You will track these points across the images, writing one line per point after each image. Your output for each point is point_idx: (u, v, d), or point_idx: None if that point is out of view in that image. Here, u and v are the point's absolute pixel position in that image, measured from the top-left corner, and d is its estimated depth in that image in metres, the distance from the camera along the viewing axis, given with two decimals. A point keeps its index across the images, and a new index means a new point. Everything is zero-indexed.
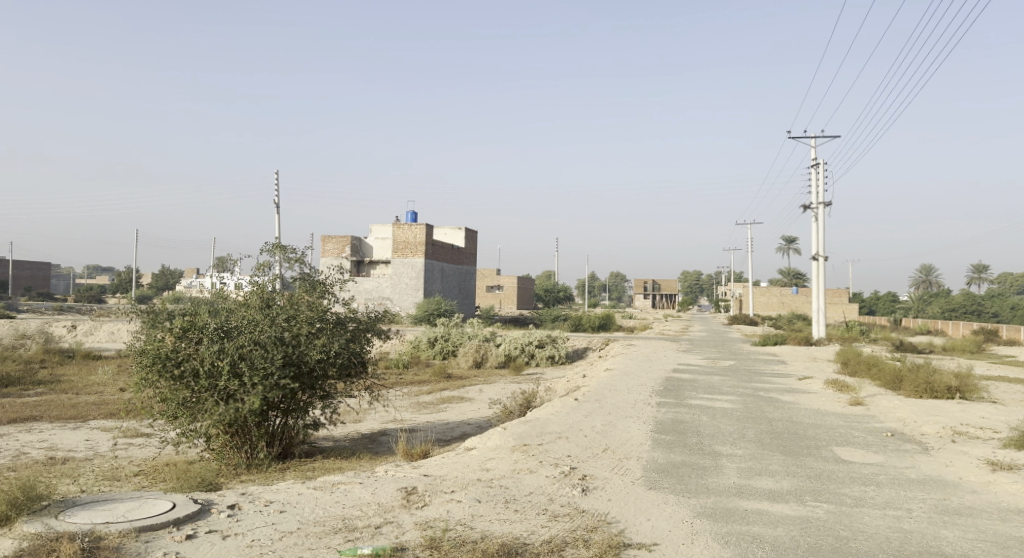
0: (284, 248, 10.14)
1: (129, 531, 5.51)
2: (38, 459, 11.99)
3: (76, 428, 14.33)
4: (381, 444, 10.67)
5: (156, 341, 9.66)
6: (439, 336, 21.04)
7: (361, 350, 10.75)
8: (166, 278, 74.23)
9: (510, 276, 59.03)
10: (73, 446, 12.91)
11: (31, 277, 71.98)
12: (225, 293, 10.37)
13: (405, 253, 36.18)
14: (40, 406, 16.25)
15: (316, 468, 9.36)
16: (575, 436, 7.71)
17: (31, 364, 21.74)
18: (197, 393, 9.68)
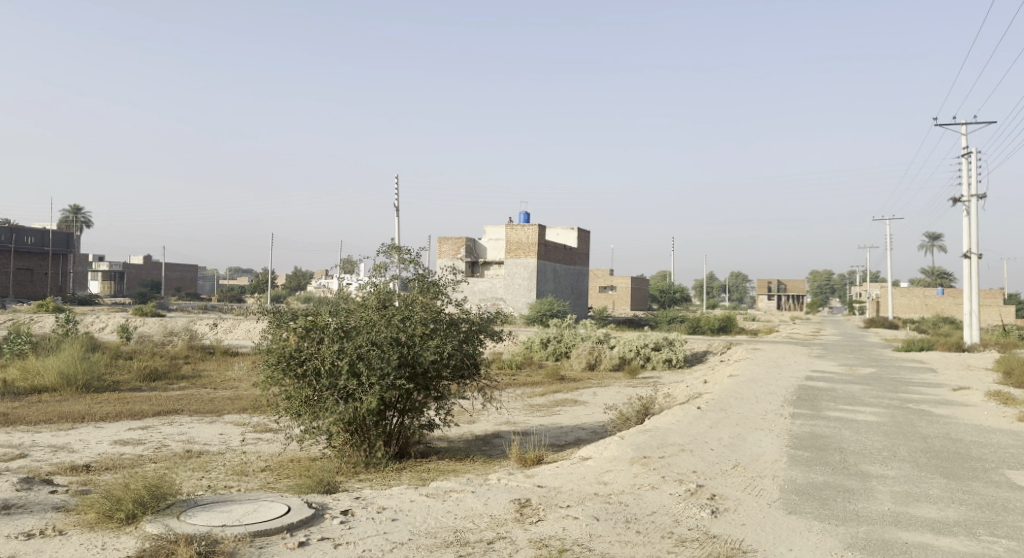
0: (400, 248, 10.14)
1: (244, 536, 5.53)
2: (176, 452, 12.52)
3: (212, 422, 14.95)
4: (494, 447, 10.47)
5: (281, 340, 9.88)
6: (552, 336, 20.77)
7: (474, 352, 10.57)
8: (297, 278, 77.62)
9: (625, 276, 58.18)
10: (209, 440, 13.44)
11: (180, 278, 77.00)
12: (346, 294, 10.44)
13: (518, 254, 36.17)
14: (182, 400, 17.08)
15: (431, 469, 9.27)
16: (701, 449, 7.23)
17: (175, 359, 23.00)
18: (319, 391, 9.86)
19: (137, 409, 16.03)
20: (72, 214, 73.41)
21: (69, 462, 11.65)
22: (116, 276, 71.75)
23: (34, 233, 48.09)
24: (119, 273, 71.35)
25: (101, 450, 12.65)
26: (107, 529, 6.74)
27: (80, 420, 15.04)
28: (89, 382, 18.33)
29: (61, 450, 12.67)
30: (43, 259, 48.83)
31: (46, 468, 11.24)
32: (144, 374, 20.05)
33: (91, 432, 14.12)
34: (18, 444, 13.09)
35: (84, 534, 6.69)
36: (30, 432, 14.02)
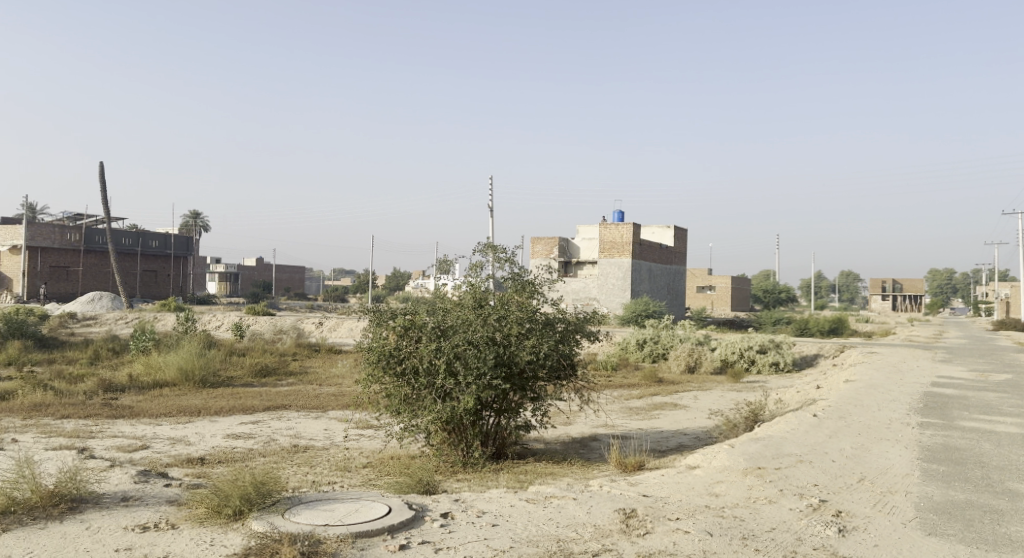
0: (496, 248, 10.06)
1: (346, 536, 5.51)
2: (284, 447, 12.86)
3: (317, 418, 15.31)
4: (593, 450, 10.21)
5: (381, 339, 9.97)
6: (648, 337, 20.31)
7: (570, 353, 10.34)
8: (397, 278, 79.30)
9: (724, 276, 56.67)
10: (314, 435, 13.75)
11: (288, 279, 80.05)
12: (442, 293, 10.43)
13: (613, 254, 35.69)
14: (289, 396, 17.59)
15: (528, 471, 9.11)
16: (821, 461, 6.78)
17: (284, 356, 23.79)
18: (418, 389, 9.88)
19: (248, 404, 16.60)
20: (190, 219, 77.49)
21: (185, 455, 12.15)
22: (231, 277, 75.36)
23: (158, 237, 50.94)
24: (233, 274, 74.86)
25: (214, 444, 13.13)
26: (216, 524, 6.92)
27: (197, 414, 15.68)
28: (205, 377, 19.16)
29: (179, 442, 13.23)
30: (166, 261, 51.69)
31: (165, 460, 11.75)
32: (255, 370, 20.82)
33: (206, 425, 14.70)
34: (141, 436, 13.77)
35: (194, 529, 6.87)
36: (151, 425, 14.73)
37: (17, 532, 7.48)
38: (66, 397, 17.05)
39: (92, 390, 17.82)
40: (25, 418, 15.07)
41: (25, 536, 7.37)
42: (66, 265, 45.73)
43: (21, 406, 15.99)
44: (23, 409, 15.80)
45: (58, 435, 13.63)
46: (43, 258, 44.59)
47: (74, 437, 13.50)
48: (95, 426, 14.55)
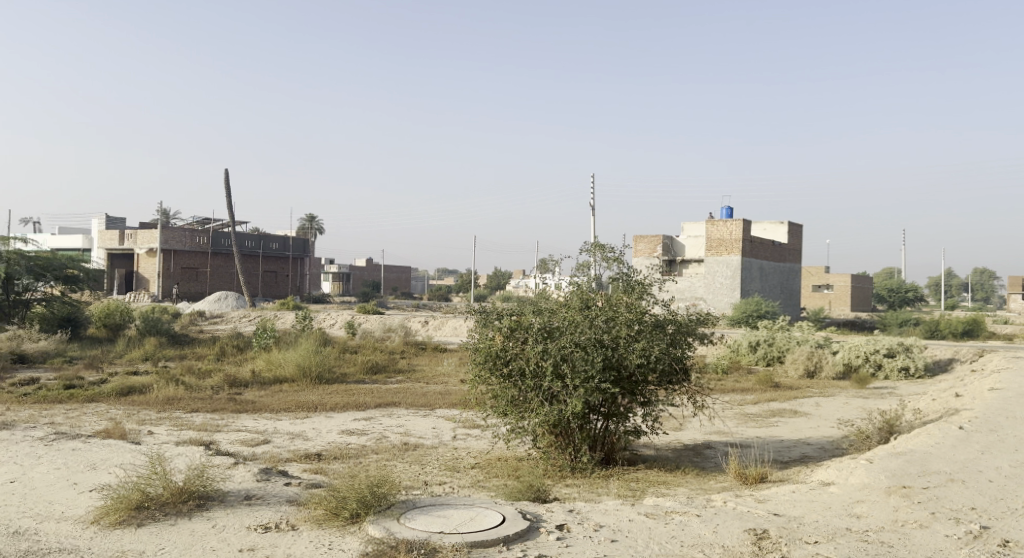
0: (603, 247, 9.82)
1: (461, 546, 5.46)
2: (395, 444, 13.05)
3: (426, 416, 15.46)
4: (707, 459, 9.77)
5: (487, 340, 9.93)
6: (762, 340, 19.53)
7: (683, 356, 9.92)
8: (500, 278, 79.86)
9: (843, 275, 54.13)
10: (423, 433, 13.88)
11: (397, 279, 82.11)
12: (547, 293, 10.27)
13: (721, 252, 34.66)
14: (398, 393, 17.86)
15: (640, 479, 8.82)
16: (975, 481, 6.24)
17: (392, 354, 24.28)
18: (525, 391, 9.77)
19: (360, 401, 16.98)
20: (306, 222, 80.72)
21: (303, 450, 12.53)
22: (343, 277, 78.07)
23: (277, 239, 53.24)
24: (345, 275, 77.44)
25: (330, 440, 13.47)
26: (334, 527, 7.02)
27: (313, 409, 16.19)
28: (321, 374, 19.78)
29: (297, 437, 13.67)
30: (285, 262, 53.94)
31: (284, 455, 12.15)
32: (367, 367, 21.35)
33: (321, 421, 15.13)
34: (262, 430, 14.32)
35: (313, 531, 6.98)
36: (272, 419, 15.30)
37: (151, 529, 7.84)
38: (195, 391, 17.97)
39: (218, 385, 18.73)
40: (159, 411, 15.97)
41: (158, 533, 7.73)
42: (195, 267, 48.46)
43: (155, 400, 16.95)
44: (157, 402, 16.75)
45: (188, 428, 14.37)
46: (175, 259, 47.43)
47: (202, 431, 14.19)
48: (221, 420, 15.24)
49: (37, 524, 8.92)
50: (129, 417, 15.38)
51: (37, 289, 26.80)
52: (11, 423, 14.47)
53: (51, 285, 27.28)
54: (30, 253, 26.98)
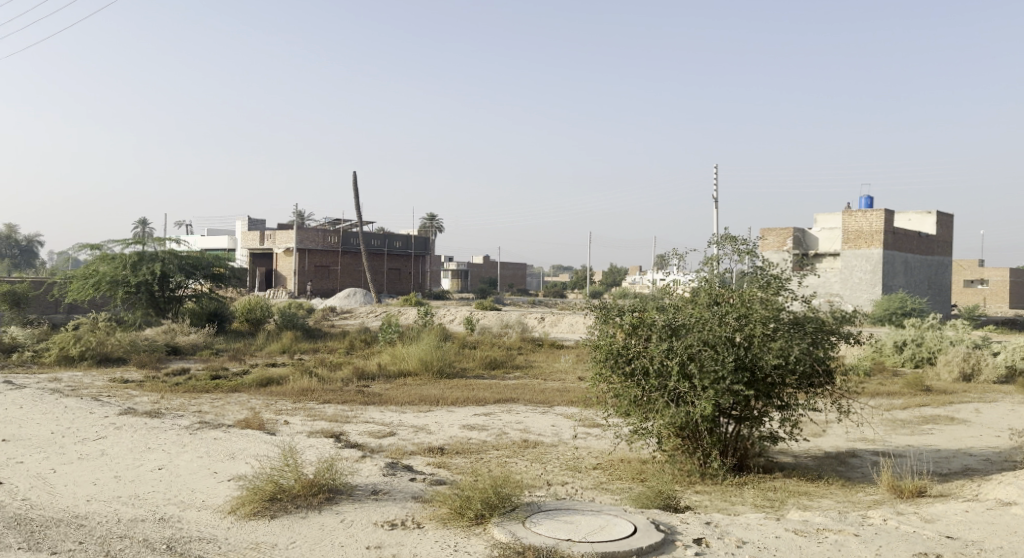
0: (734, 238, 9.27)
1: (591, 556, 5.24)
2: (516, 441, 12.89)
3: (545, 413, 15.20)
4: (854, 468, 9.03)
5: (608, 337, 9.57)
6: (909, 339, 18.18)
7: (826, 357, 9.17)
8: (617, 275, 78.83)
9: (999, 269, 50.07)
10: (542, 431, 13.63)
11: (513, 276, 82.71)
12: (672, 288, 9.80)
13: (860, 245, 32.74)
14: (517, 389, 17.71)
15: (779, 489, 8.23)
16: None
17: (511, 349, 24.24)
18: (649, 391, 9.34)
19: (480, 396, 16.98)
20: (426, 221, 82.64)
21: (427, 444, 12.60)
22: (461, 275, 79.40)
23: (401, 237, 54.61)
24: (464, 272, 78.68)
25: (452, 434, 13.50)
26: (459, 527, 6.90)
27: (436, 403, 16.32)
28: (442, 368, 19.97)
29: (421, 431, 13.78)
30: (407, 260, 55.27)
31: (409, 448, 12.25)
32: (487, 362, 21.44)
33: (444, 415, 15.20)
34: (388, 422, 14.55)
35: (438, 531, 6.88)
36: (397, 412, 15.51)
37: (283, 521, 7.98)
38: (327, 383, 18.56)
39: (347, 377, 19.24)
40: (294, 402, 16.54)
41: (290, 525, 7.87)
42: (327, 264, 50.43)
43: (291, 391, 17.60)
44: (292, 393, 17.36)
45: (320, 419, 14.78)
46: (309, 258, 49.56)
47: (332, 422, 14.55)
48: (350, 411, 15.60)
49: (180, 511, 9.32)
50: (267, 407, 16.00)
51: (188, 286, 28.53)
52: (162, 411, 15.35)
53: (200, 282, 28.97)
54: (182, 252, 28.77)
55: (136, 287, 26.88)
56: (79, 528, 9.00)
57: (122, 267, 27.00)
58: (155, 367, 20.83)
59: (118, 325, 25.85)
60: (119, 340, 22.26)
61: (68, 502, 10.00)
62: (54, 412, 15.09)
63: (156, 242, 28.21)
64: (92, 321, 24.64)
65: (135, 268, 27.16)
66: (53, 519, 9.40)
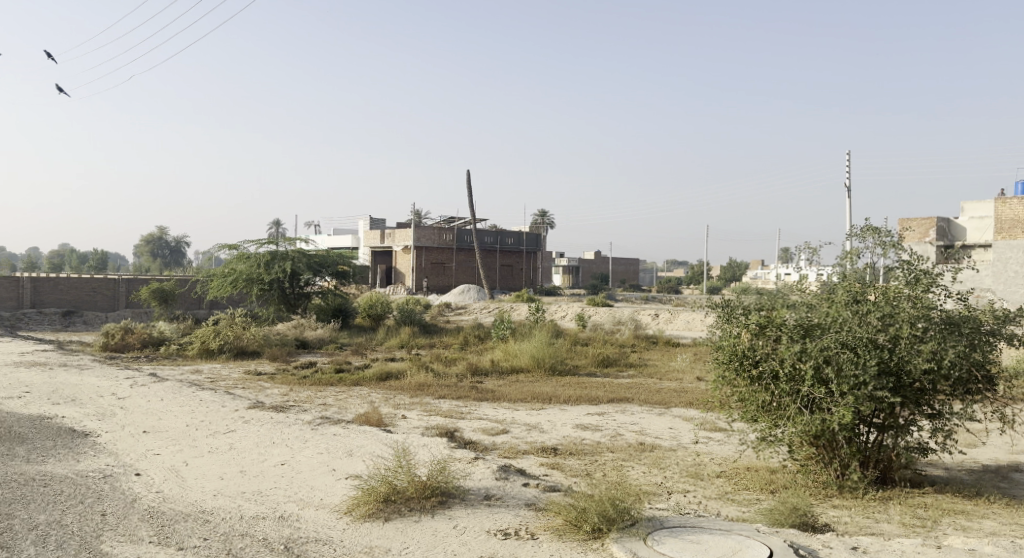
0: (877, 230, 8.46)
1: None
2: (632, 444, 12.41)
3: (662, 414, 14.59)
4: (1018, 486, 8.10)
5: (732, 337, 8.95)
6: None
7: (985, 361, 8.25)
8: (736, 270, 76.11)
9: None
10: (660, 433, 13.07)
11: (625, 271, 81.53)
12: (805, 286, 9.08)
13: (1014, 234, 30.08)
14: (631, 389, 17.12)
15: (930, 506, 7.46)
16: None
17: (624, 347, 23.64)
18: (779, 397, 8.71)
19: (594, 394, 16.55)
20: (537, 217, 82.68)
21: (540, 443, 12.30)
22: (572, 270, 79.02)
23: (513, 234, 54.72)
24: (574, 267, 78.29)
25: (566, 434, 13.14)
26: (576, 541, 6.54)
27: (548, 401, 16.00)
28: (555, 365, 19.64)
29: (534, 429, 13.52)
30: (519, 256, 55.30)
31: (522, 447, 12.02)
32: (600, 360, 20.95)
33: (557, 414, 14.88)
34: (502, 420, 14.35)
35: (553, 543, 6.56)
36: (510, 409, 15.32)
37: (397, 525, 7.85)
38: (442, 379, 18.61)
39: (461, 373, 19.24)
40: (411, 396, 16.66)
41: (403, 529, 7.73)
42: (442, 262, 51.19)
43: (407, 385, 17.73)
44: (409, 388, 17.50)
45: (435, 414, 14.77)
46: (426, 255, 50.54)
47: (447, 418, 14.50)
48: (464, 407, 15.53)
49: (299, 510, 9.40)
50: (385, 401, 16.17)
51: (315, 283, 29.47)
52: (287, 404, 15.77)
53: (326, 279, 29.82)
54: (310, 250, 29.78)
55: (269, 284, 28.06)
56: (206, 523, 9.23)
57: (256, 266, 28.18)
58: (284, 360, 21.59)
59: (252, 319, 27.10)
60: (254, 335, 23.26)
61: (197, 495, 10.31)
62: (190, 404, 15.79)
63: (287, 242, 29.26)
64: (229, 316, 25.93)
65: (269, 266, 28.35)
66: (181, 513, 9.69)
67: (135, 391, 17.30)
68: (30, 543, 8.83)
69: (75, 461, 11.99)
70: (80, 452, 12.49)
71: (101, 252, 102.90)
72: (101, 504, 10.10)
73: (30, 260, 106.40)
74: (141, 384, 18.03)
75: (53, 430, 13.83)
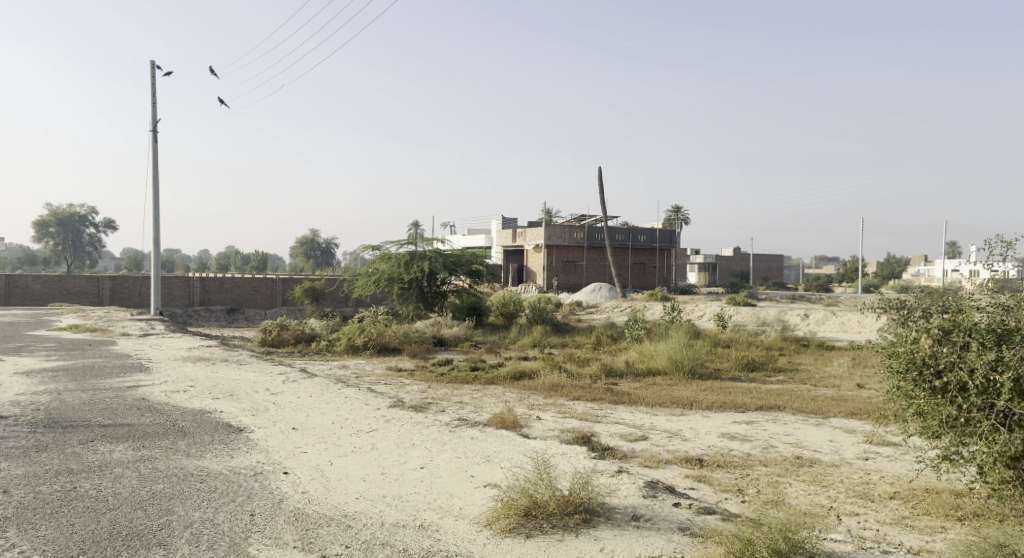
0: None
1: None
2: (786, 457, 11.42)
3: (819, 425, 13.46)
4: None
5: (910, 342, 7.95)
6: None
7: None
8: (893, 266, 70.76)
9: None
10: (819, 447, 12.00)
11: (767, 269, 77.99)
12: (999, 285, 7.97)
13: None
14: (782, 395, 15.95)
15: None
16: None
17: (771, 350, 22.25)
18: (967, 411, 7.64)
19: (740, 401, 15.55)
20: (673, 213, 80.57)
21: (685, 453, 11.56)
22: (710, 267, 76.45)
23: (645, 231, 53.45)
24: (711, 265, 75.71)
25: (711, 443, 12.34)
26: None
27: (691, 407, 15.17)
28: (695, 368, 18.69)
29: (675, 436, 12.77)
30: (653, 254, 53.89)
31: (664, 456, 11.33)
32: (744, 363, 19.75)
33: (700, 421, 14.05)
34: (641, 425, 13.69)
35: None
36: (649, 414, 14.62)
37: (539, 543, 7.46)
38: (577, 380, 18.13)
39: (596, 374, 18.68)
40: (545, 397, 16.28)
41: (547, 548, 7.33)
42: (573, 260, 50.77)
43: (542, 386, 17.37)
44: (543, 388, 17.14)
45: (571, 417, 14.31)
46: (557, 253, 50.37)
47: (584, 421, 14.00)
48: (600, 410, 14.98)
49: (439, 519, 9.21)
50: (520, 401, 15.86)
51: (451, 282, 29.73)
52: (426, 404, 15.76)
53: (461, 278, 30.02)
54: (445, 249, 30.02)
55: (408, 283, 28.60)
56: (348, 529, 9.19)
57: (396, 266, 28.78)
58: (423, 357, 21.83)
59: (392, 317, 27.71)
60: (394, 332, 23.68)
61: (340, 498, 10.34)
62: (334, 402, 16.12)
63: (425, 242, 29.66)
64: (371, 314, 26.60)
65: (407, 265, 28.86)
66: (325, 516, 9.72)
67: (286, 386, 17.90)
68: (185, 541, 9.09)
69: (230, 457, 12.40)
70: (234, 448, 12.92)
71: (261, 252, 109.79)
72: (251, 503, 10.31)
73: (199, 261, 115.13)
74: (291, 380, 18.64)
75: (211, 424, 14.44)
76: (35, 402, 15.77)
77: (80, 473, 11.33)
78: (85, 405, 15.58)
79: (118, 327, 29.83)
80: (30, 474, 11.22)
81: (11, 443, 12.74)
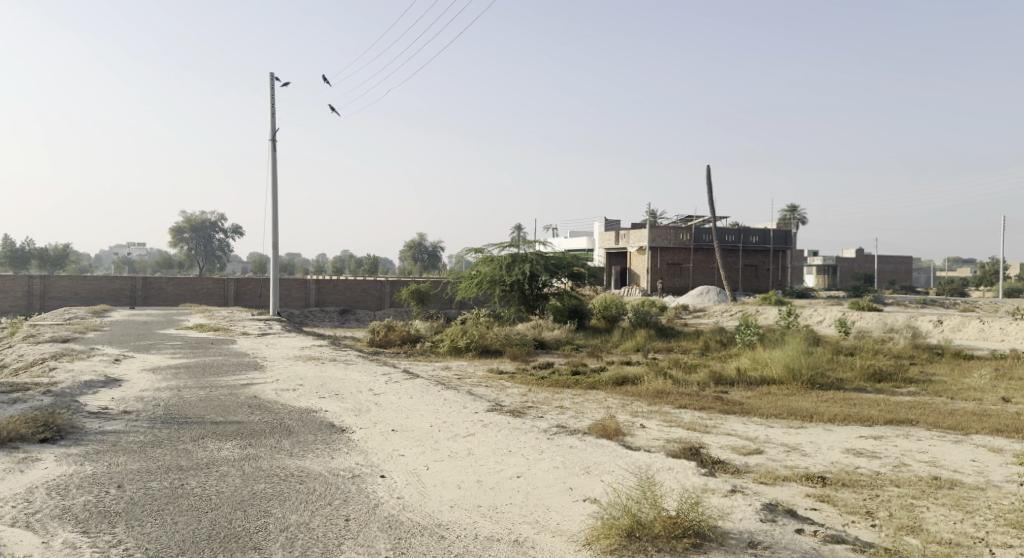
0: None
1: None
2: (922, 478, 10.23)
3: (958, 443, 12.09)
4: None
5: None
6: None
7: None
8: None
9: None
10: (959, 467, 10.73)
11: (892, 271, 73.58)
12: None
13: None
14: (914, 409, 14.52)
15: None
16: None
17: (899, 358, 20.55)
18: None
19: (866, 414, 14.25)
20: (789, 213, 77.26)
21: (804, 470, 10.56)
22: (829, 270, 72.83)
23: (757, 232, 51.25)
24: (831, 267, 72.11)
25: (834, 460, 11.26)
26: None
27: (811, 419, 14.02)
28: (814, 377, 17.38)
29: (793, 451, 11.73)
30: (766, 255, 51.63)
31: (781, 472, 10.38)
32: (870, 373, 18.24)
33: (820, 434, 12.93)
34: (754, 438, 12.71)
35: None
36: (763, 426, 13.59)
37: None
38: (684, 387, 17.21)
39: (705, 382, 17.70)
40: (650, 404, 15.48)
41: None
42: (679, 262, 49.27)
43: (648, 392, 16.57)
44: (648, 394, 16.35)
45: (678, 427, 13.47)
46: (663, 256, 49.01)
47: (691, 431, 13.14)
48: (710, 420, 14.06)
49: (536, 534, 8.68)
50: (624, 408, 15.13)
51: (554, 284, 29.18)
52: (527, 408, 15.26)
53: (563, 280, 29.43)
54: (547, 250, 29.51)
55: (510, 285, 28.26)
56: (441, 540, 8.78)
57: (498, 268, 28.51)
58: (525, 360, 21.38)
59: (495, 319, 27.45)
60: (495, 334, 23.39)
61: (436, 506, 9.96)
62: (434, 404, 15.87)
63: (528, 244, 29.28)
64: (475, 316, 26.43)
65: (509, 268, 28.53)
66: (420, 525, 9.36)
67: (389, 387, 17.83)
68: (279, 546, 8.92)
69: (330, 458, 12.27)
70: (335, 449, 12.81)
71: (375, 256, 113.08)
72: (347, 508, 10.08)
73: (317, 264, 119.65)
74: (394, 381, 18.58)
75: (316, 423, 14.45)
76: (154, 398, 16.29)
77: (188, 470, 11.45)
78: (199, 402, 15.95)
79: (238, 327, 30.95)
80: (143, 470, 11.42)
81: (129, 437, 13.10)
